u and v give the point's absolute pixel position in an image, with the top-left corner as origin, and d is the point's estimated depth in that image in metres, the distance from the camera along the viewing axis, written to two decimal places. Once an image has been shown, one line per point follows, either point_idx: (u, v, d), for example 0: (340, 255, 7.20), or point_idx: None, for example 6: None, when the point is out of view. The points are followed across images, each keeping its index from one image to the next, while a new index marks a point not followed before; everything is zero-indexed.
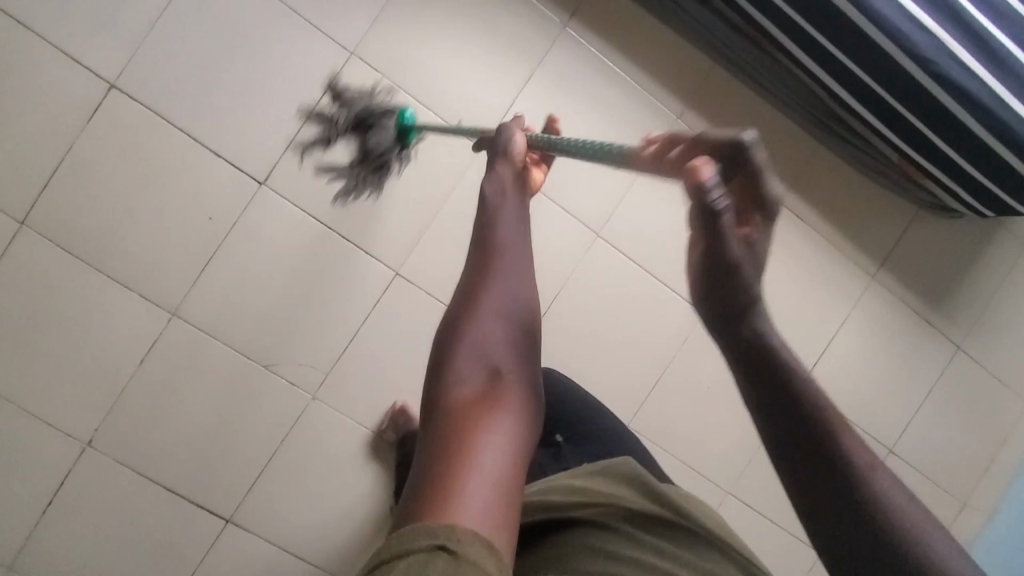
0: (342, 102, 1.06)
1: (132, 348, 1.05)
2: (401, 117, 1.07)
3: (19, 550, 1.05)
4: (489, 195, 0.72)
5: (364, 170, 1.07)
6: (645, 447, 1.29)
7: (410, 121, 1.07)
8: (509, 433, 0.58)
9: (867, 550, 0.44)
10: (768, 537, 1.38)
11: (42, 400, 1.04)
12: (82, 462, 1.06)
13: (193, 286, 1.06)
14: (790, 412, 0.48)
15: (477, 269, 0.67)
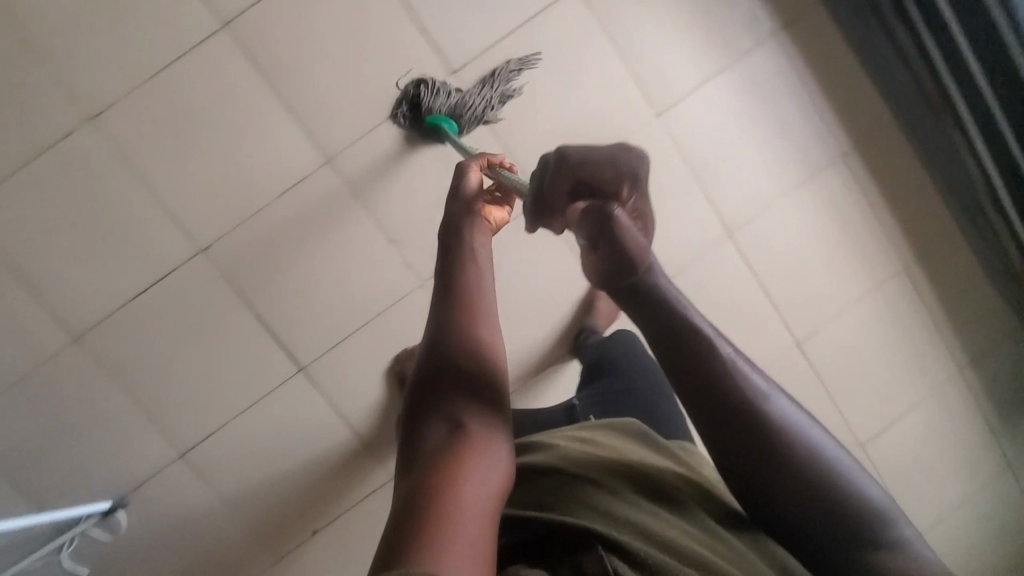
0: (497, 77, 1.06)
1: (275, 178, 1.07)
2: (452, 121, 1.06)
3: (101, 321, 1.08)
4: (452, 245, 0.74)
5: (412, 93, 1.06)
6: None
7: (439, 127, 1.05)
8: (484, 473, 0.56)
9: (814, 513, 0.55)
10: None
11: (177, 195, 1.06)
12: (191, 265, 1.08)
13: (354, 142, 1.08)
14: (750, 441, 0.57)
15: (447, 320, 0.66)
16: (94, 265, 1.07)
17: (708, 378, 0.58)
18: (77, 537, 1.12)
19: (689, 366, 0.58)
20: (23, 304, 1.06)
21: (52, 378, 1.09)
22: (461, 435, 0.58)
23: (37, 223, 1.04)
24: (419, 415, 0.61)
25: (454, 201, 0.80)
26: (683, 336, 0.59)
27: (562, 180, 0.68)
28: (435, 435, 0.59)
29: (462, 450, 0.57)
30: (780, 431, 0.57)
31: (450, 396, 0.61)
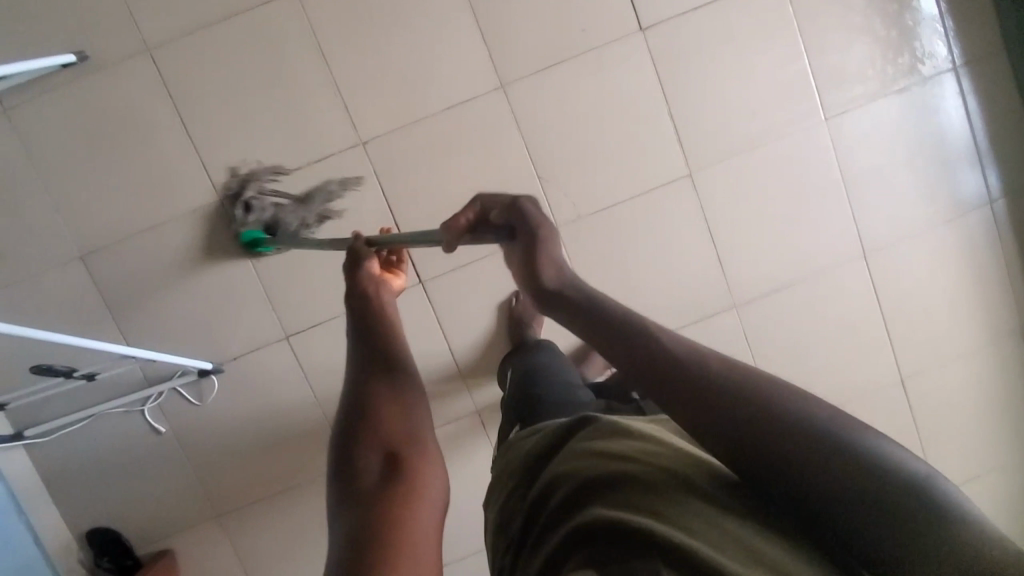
0: (308, 206, 1.11)
1: (447, 91, 1.10)
2: (258, 242, 1.09)
3: (243, 189, 1.10)
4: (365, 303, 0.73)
5: (236, 193, 1.09)
6: None
7: (256, 243, 1.09)
8: (418, 488, 0.55)
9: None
10: None
11: (355, 84, 1.09)
12: (347, 155, 1.10)
13: (532, 75, 1.10)
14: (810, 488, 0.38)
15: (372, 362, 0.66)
16: (253, 132, 1.09)
17: (675, 369, 0.45)
18: (164, 393, 1.12)
19: (647, 367, 0.46)
20: (177, 155, 1.08)
21: (184, 234, 1.09)
22: (392, 466, 0.57)
23: (213, 81, 1.07)
24: (345, 452, 0.59)
25: (352, 263, 0.77)
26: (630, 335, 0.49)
27: (477, 212, 0.67)
28: (369, 467, 0.57)
29: (394, 482, 0.55)
30: (858, 454, 0.37)
31: (376, 437, 0.60)
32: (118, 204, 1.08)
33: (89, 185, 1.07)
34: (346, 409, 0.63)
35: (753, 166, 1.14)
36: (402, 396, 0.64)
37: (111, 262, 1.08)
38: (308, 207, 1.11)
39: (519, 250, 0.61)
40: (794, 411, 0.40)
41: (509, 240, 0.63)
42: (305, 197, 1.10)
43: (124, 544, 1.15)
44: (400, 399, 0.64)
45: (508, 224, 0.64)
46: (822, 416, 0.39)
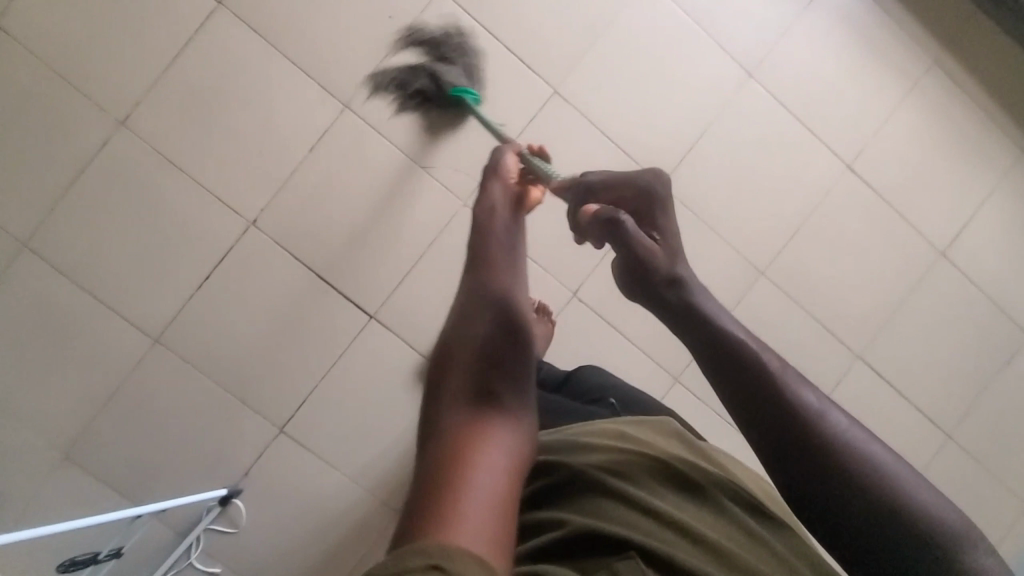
0: (429, 69, 1.08)
1: (304, 136, 1.10)
2: (466, 94, 1.09)
3: (170, 321, 1.10)
4: (482, 232, 0.80)
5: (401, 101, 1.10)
6: (790, 303, 1.22)
7: (468, 99, 1.08)
8: (499, 446, 0.60)
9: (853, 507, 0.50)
10: (918, 431, 1.29)
11: (218, 175, 1.10)
12: (243, 240, 1.11)
13: (367, 81, 1.11)
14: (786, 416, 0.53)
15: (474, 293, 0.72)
16: (152, 265, 1.10)
17: (728, 354, 0.56)
18: (200, 536, 1.12)
19: (707, 344, 0.57)
20: (100, 320, 1.09)
21: (142, 387, 1.10)
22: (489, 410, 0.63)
23: (96, 239, 1.08)
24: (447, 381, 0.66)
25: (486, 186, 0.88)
26: (704, 326, 0.58)
27: (608, 217, 0.65)
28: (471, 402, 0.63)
29: (485, 419, 0.62)
30: (817, 427, 0.52)
31: (481, 375, 0.65)
32: (72, 390, 1.09)
33: (37, 387, 1.08)
34: (458, 339, 0.69)
35: (608, 53, 1.15)
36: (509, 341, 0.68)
37: (93, 443, 1.10)
38: (431, 69, 1.09)
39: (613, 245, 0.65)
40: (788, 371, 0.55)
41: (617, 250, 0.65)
42: (412, 71, 1.09)
43: None
44: (505, 343, 0.68)
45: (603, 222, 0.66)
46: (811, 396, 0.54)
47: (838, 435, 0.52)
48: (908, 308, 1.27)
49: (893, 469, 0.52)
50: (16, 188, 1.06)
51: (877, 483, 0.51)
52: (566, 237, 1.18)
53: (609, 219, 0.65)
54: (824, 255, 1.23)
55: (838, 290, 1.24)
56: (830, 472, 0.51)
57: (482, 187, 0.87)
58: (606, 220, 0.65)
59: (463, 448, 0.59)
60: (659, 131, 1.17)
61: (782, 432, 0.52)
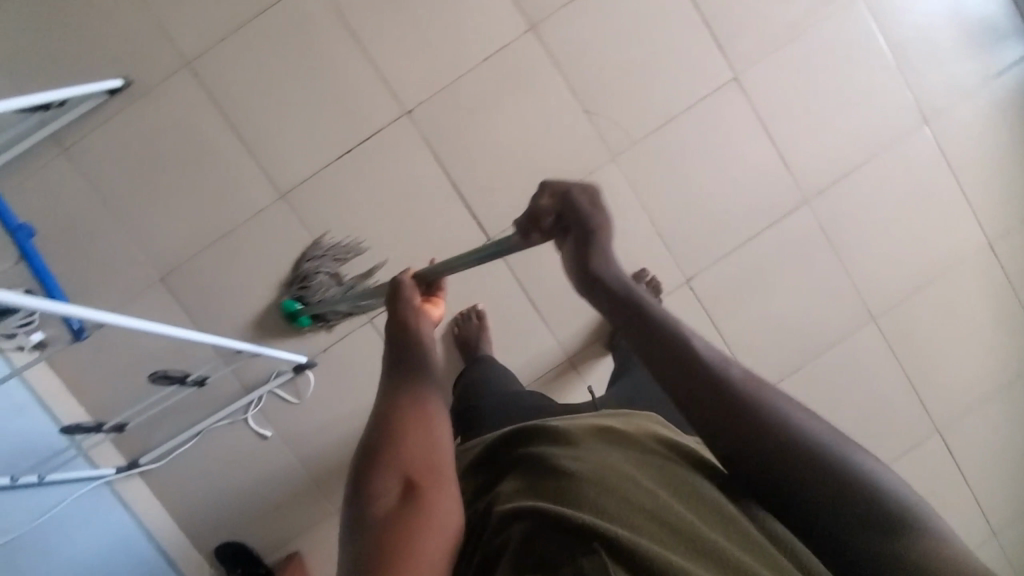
0: (320, 261, 1.11)
1: (479, 43, 1.10)
2: (294, 311, 1.11)
3: (302, 182, 1.11)
4: (399, 317, 0.69)
5: (299, 266, 1.11)
6: (890, 356, 1.21)
7: (294, 312, 1.11)
8: (430, 533, 0.55)
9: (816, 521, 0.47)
10: (971, 522, 1.26)
11: (389, 55, 1.09)
12: (394, 126, 1.11)
13: (559, 11, 1.10)
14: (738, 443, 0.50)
15: (394, 377, 0.64)
16: (299, 122, 1.10)
17: (691, 375, 0.51)
18: (264, 395, 1.14)
19: (670, 368, 0.52)
20: (231, 161, 1.09)
21: (252, 238, 1.11)
22: (412, 500, 0.56)
23: (253, 82, 1.08)
24: (363, 486, 0.58)
25: (393, 296, 0.71)
26: (669, 341, 0.53)
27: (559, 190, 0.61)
28: (395, 500, 0.57)
29: (410, 514, 0.55)
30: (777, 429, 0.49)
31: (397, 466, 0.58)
32: (186, 220, 1.10)
33: (154, 207, 1.09)
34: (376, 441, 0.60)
35: (797, 56, 1.14)
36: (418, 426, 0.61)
37: (188, 279, 1.10)
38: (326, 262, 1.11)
39: (574, 244, 0.60)
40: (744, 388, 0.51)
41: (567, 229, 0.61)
42: (324, 255, 1.11)
43: (252, 556, 1.15)
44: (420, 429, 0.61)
45: (563, 215, 0.61)
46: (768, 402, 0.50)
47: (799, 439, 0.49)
48: (998, 398, 1.25)
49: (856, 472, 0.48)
50: (195, 8, 1.06)
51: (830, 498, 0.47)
52: (699, 223, 1.15)
53: (560, 195, 0.61)
54: (936, 320, 1.21)
55: (938, 358, 1.22)
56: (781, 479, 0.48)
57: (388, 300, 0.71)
58: (564, 199, 0.60)
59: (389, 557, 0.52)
60: (820, 148, 1.15)
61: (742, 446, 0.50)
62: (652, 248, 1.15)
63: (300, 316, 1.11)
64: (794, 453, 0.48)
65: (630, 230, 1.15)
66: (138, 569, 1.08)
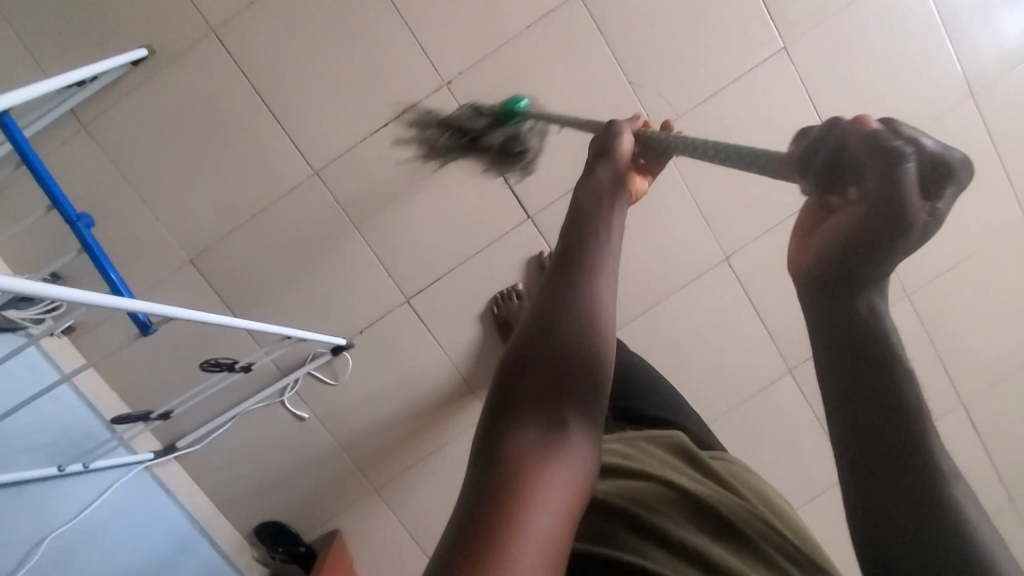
0: (506, 143, 1.06)
1: (523, 9, 1.04)
2: (516, 103, 1.03)
3: (337, 158, 1.06)
4: (584, 200, 0.54)
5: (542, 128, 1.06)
6: (921, 331, 1.22)
7: (517, 105, 1.03)
8: (570, 477, 0.42)
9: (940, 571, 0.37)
10: (989, 491, 1.30)
11: (427, 23, 1.03)
12: (433, 99, 1.06)
13: None
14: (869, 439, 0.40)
15: (559, 277, 0.49)
16: (333, 94, 1.04)
17: (859, 361, 0.42)
18: (301, 377, 1.11)
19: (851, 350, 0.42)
20: (263, 135, 1.04)
21: (286, 217, 1.07)
22: (558, 440, 0.42)
23: (283, 50, 1.02)
24: (508, 393, 0.45)
25: (594, 161, 0.59)
26: (846, 337, 0.43)
27: (863, 143, 0.34)
28: (539, 438, 0.42)
29: (557, 441, 0.42)
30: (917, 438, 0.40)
31: (550, 393, 0.44)
32: (215, 198, 1.05)
33: (181, 185, 1.04)
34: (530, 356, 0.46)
35: (850, 25, 1.10)
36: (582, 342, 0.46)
37: (219, 258, 1.06)
38: (502, 144, 1.06)
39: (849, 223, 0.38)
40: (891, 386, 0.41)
41: (855, 199, 0.37)
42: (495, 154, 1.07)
43: (292, 535, 1.16)
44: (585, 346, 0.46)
45: (870, 197, 0.35)
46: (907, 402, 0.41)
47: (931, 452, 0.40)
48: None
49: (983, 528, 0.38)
50: None
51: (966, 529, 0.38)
52: (742, 199, 1.13)
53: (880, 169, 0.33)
54: (972, 297, 1.22)
55: (970, 333, 1.24)
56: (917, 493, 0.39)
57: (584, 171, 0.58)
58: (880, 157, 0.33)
59: (527, 511, 0.38)
60: None
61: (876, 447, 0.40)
62: (694, 227, 1.13)
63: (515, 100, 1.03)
64: (922, 482, 0.39)
65: (673, 208, 1.12)
66: (182, 553, 1.07)
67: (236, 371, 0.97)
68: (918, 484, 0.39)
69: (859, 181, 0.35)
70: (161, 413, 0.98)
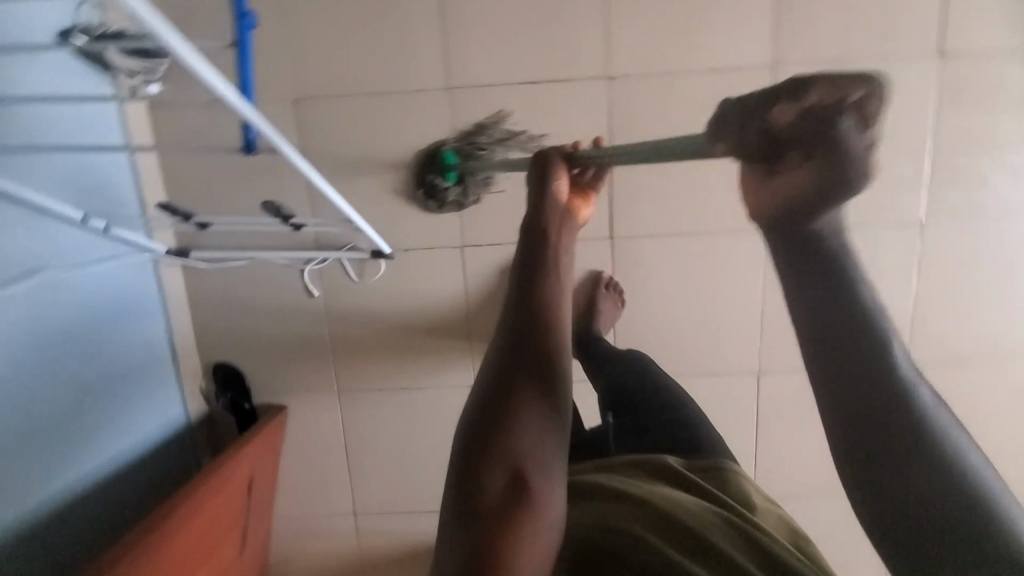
0: (504, 145, 1.06)
1: (713, 52, 1.03)
2: (447, 157, 1.04)
3: (474, 88, 1.04)
4: (538, 260, 0.71)
5: (515, 139, 1.06)
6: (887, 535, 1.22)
7: (451, 161, 1.04)
8: (544, 477, 0.57)
9: (923, 521, 0.48)
10: None
11: (623, 16, 1.02)
12: (587, 85, 1.04)
13: (805, 67, 1.03)
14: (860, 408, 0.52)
15: (521, 335, 0.65)
16: (504, 29, 1.03)
17: (849, 336, 0.53)
18: (329, 260, 1.11)
19: (837, 340, 0.53)
20: (422, 29, 1.02)
21: (400, 113, 1.05)
22: (514, 443, 0.57)
23: None
24: (486, 427, 0.59)
25: (540, 204, 0.74)
26: (842, 332, 0.53)
27: (806, 119, 0.47)
28: (503, 452, 0.57)
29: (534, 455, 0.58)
30: (905, 401, 0.51)
31: (498, 411, 0.59)
32: (348, 60, 1.03)
33: (324, 31, 1.02)
34: (481, 392, 0.63)
35: (992, 236, 1.08)
36: (512, 365, 0.63)
37: (320, 116, 1.06)
38: (505, 145, 1.06)
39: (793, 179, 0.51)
40: (882, 365, 0.52)
41: (798, 160, 0.50)
42: (520, 140, 1.07)
43: (244, 388, 1.18)
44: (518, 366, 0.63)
45: (816, 137, 0.48)
46: (902, 376, 0.52)
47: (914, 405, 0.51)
48: None
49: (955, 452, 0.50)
50: None
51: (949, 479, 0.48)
52: None
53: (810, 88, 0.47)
54: None
55: None
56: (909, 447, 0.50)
57: (535, 219, 0.74)
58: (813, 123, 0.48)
59: (515, 508, 0.54)
60: (952, 327, 1.12)
61: (864, 412, 0.51)
62: (748, 330, 1.12)
63: (447, 154, 1.04)
64: (909, 434, 0.50)
65: (739, 302, 1.11)
66: (143, 351, 1.06)
67: (280, 225, 0.95)
68: (905, 438, 0.50)
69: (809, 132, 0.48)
70: (196, 220, 0.97)
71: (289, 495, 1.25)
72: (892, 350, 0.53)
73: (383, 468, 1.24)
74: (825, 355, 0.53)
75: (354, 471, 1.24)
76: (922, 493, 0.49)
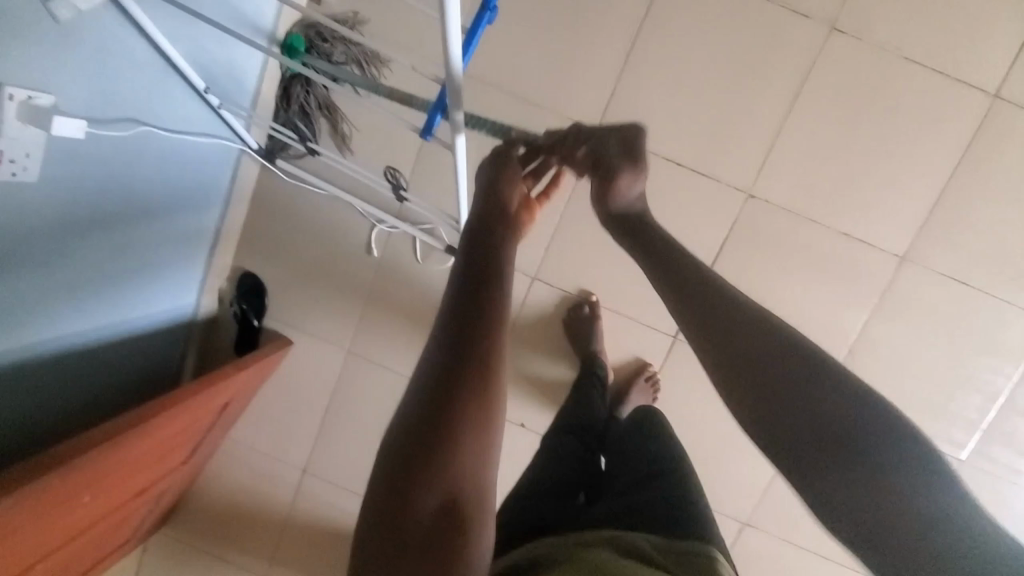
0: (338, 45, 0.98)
1: (854, 217, 1.01)
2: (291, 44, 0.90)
3: None
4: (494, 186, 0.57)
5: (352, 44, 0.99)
6: None
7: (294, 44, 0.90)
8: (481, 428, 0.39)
9: (875, 515, 0.35)
10: None
11: (790, 144, 1.00)
12: (725, 190, 1.02)
13: (929, 272, 1.02)
14: (774, 411, 0.39)
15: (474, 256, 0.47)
16: (675, 101, 1.00)
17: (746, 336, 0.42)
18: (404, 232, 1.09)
19: (741, 359, 0.41)
20: (602, 63, 0.99)
21: (541, 130, 1.03)
22: (448, 470, 0.38)
23: (691, 31, 0.97)
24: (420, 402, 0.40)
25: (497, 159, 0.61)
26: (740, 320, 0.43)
27: (579, 155, 0.63)
28: (433, 482, 0.37)
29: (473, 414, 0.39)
30: (802, 359, 0.40)
31: (427, 437, 0.38)
32: (517, 58, 1.00)
33: (510, 20, 0.98)
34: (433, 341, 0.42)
35: (1011, 501, 1.08)
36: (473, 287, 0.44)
37: (464, 95, 1.01)
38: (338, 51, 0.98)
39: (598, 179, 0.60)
40: (768, 327, 0.42)
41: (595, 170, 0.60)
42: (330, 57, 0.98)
43: (259, 305, 1.13)
44: (462, 342, 0.41)
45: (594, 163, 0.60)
46: (783, 336, 0.41)
47: (799, 348, 0.40)
48: None
49: (839, 376, 0.39)
50: None
51: (865, 423, 0.37)
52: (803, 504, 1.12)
53: (586, 141, 0.62)
54: None
55: None
56: (825, 422, 0.37)
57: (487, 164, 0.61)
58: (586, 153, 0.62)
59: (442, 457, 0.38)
60: None
61: (774, 413, 0.39)
62: (755, 481, 1.11)
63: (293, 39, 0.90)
64: (827, 401, 0.38)
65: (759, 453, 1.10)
66: (193, 234, 1.01)
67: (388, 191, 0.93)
68: (823, 409, 0.38)
69: (589, 154, 0.61)
70: (309, 145, 0.93)
71: (252, 424, 1.21)
72: (772, 315, 0.43)
73: (353, 440, 1.20)
74: (710, 346, 0.43)
75: (325, 430, 1.20)
76: (859, 462, 0.36)
